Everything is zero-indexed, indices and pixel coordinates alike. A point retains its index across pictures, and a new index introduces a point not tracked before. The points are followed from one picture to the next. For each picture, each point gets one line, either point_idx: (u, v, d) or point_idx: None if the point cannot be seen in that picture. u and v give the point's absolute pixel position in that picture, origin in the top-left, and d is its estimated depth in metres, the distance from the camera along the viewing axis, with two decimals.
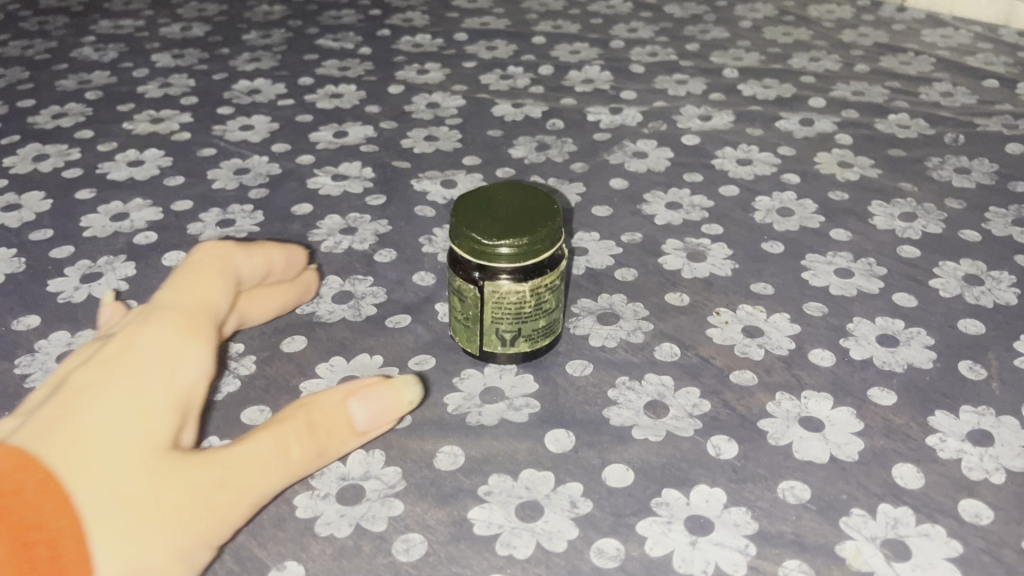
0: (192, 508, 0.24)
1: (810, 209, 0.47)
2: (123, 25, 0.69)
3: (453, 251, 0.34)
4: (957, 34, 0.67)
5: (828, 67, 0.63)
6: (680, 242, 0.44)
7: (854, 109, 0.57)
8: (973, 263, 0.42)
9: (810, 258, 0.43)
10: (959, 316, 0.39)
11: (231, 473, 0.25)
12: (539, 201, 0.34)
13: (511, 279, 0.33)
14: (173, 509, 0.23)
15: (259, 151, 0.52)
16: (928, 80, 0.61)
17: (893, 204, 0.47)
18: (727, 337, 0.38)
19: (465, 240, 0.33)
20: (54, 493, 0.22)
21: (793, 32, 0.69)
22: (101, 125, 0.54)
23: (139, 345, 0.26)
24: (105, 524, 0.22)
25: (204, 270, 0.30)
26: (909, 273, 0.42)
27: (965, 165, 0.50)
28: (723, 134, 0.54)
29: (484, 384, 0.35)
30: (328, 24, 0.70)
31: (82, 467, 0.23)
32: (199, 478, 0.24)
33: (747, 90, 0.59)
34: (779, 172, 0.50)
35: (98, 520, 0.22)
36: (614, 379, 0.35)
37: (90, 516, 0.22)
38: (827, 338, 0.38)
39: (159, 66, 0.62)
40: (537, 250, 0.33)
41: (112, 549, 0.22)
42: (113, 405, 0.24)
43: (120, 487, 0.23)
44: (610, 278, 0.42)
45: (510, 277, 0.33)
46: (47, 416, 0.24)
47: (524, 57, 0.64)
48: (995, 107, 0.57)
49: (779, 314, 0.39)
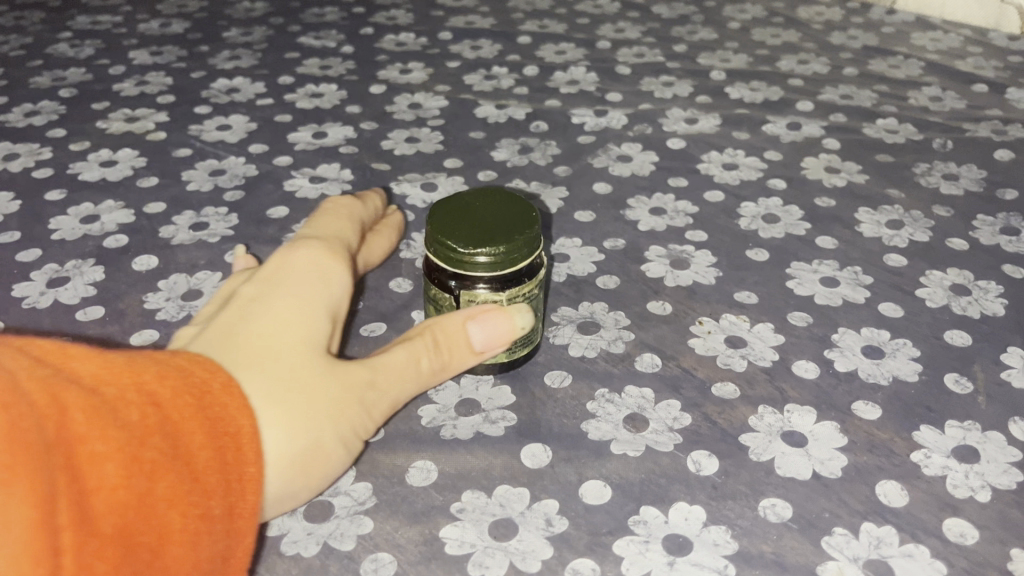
0: (346, 402, 0.28)
1: (796, 215, 0.46)
2: (101, 20, 0.68)
3: (429, 259, 0.33)
4: (947, 37, 0.67)
5: (816, 70, 0.62)
6: (663, 249, 0.43)
7: (842, 113, 0.56)
8: (961, 272, 0.42)
9: (795, 266, 0.42)
10: (945, 327, 0.38)
11: (375, 375, 0.29)
12: (518, 208, 0.33)
13: (488, 288, 0.32)
14: (335, 399, 0.27)
15: (235, 151, 0.51)
16: (917, 84, 0.60)
17: (879, 211, 0.46)
18: (710, 348, 0.37)
19: (441, 248, 0.32)
20: (243, 377, 0.26)
21: (781, 33, 0.68)
22: (74, 124, 0.53)
23: (295, 263, 0.30)
24: (269, 402, 0.26)
25: (337, 213, 0.35)
26: (895, 283, 0.41)
27: (954, 171, 0.50)
28: (709, 138, 0.53)
29: (460, 395, 0.34)
30: (310, 22, 0.69)
31: (254, 361, 0.26)
32: (355, 373, 0.28)
33: (734, 93, 0.59)
34: (765, 177, 0.49)
35: (270, 404, 0.26)
36: (594, 391, 0.34)
37: (268, 399, 0.26)
38: (811, 349, 0.37)
39: (136, 63, 0.61)
40: (515, 258, 0.32)
41: (282, 430, 0.26)
42: (277, 312, 0.28)
43: (278, 373, 0.26)
44: (591, 286, 0.41)
45: (487, 286, 0.32)
46: (219, 322, 0.28)
47: (509, 57, 0.63)
48: (984, 112, 0.56)
49: (763, 324, 0.38)
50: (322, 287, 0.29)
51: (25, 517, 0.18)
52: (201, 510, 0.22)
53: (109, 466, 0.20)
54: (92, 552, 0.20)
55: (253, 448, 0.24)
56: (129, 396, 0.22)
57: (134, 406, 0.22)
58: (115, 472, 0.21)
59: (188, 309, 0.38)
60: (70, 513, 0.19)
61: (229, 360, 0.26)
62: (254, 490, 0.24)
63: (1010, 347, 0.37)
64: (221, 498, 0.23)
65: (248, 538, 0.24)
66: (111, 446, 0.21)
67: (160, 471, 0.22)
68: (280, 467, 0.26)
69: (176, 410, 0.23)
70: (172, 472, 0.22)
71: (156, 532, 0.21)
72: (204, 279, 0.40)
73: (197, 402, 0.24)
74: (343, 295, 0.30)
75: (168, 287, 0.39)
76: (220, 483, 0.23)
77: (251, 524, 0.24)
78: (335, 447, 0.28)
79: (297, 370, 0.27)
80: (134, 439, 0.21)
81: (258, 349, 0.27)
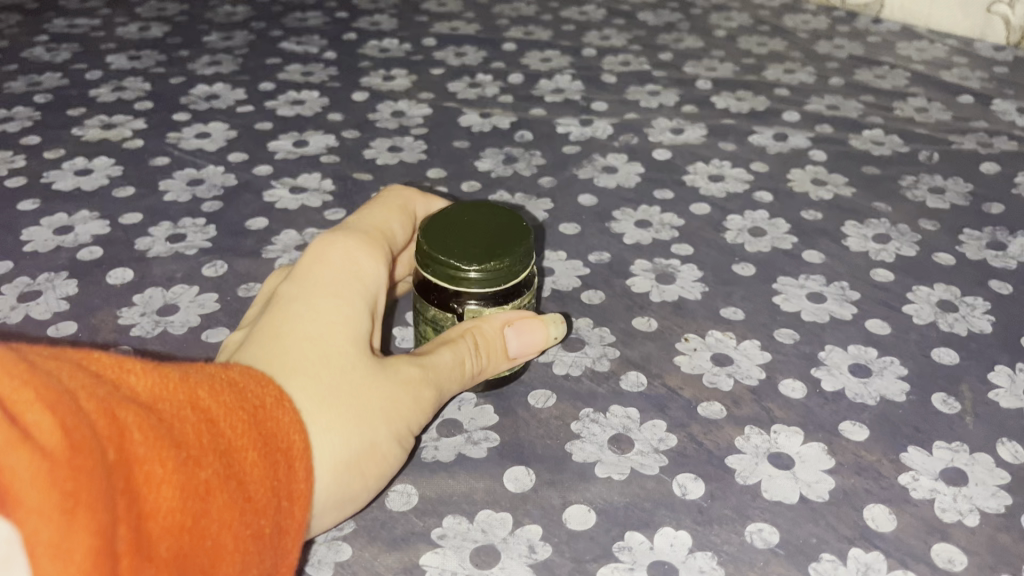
0: (396, 401, 0.28)
1: (782, 229, 0.46)
2: (79, 23, 0.66)
3: (422, 279, 0.33)
4: (932, 47, 0.67)
5: (802, 80, 0.62)
6: (648, 263, 0.43)
7: (828, 124, 0.56)
8: (948, 288, 0.41)
9: (782, 281, 0.42)
10: (933, 345, 0.38)
11: (422, 372, 0.30)
12: (511, 220, 0.33)
13: (490, 303, 0.32)
14: (384, 401, 0.28)
15: (214, 160, 0.50)
16: (903, 95, 0.60)
17: (866, 225, 0.46)
18: (696, 365, 0.36)
19: (436, 263, 0.31)
20: (293, 384, 0.26)
21: (767, 42, 0.68)
22: (49, 131, 0.52)
23: (336, 263, 0.30)
24: (318, 414, 0.26)
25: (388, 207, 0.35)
26: (882, 299, 0.41)
27: (940, 185, 0.50)
28: (695, 149, 0.53)
29: (443, 416, 0.33)
30: (292, 26, 0.68)
31: (300, 373, 0.27)
32: (403, 374, 0.29)
33: (720, 102, 0.58)
34: (751, 190, 0.49)
35: (320, 411, 0.26)
36: (578, 411, 0.34)
37: (321, 403, 0.26)
38: (798, 367, 0.36)
39: (114, 68, 0.60)
40: (516, 271, 0.32)
41: (332, 438, 0.26)
42: (322, 321, 0.29)
43: (324, 385, 0.27)
44: (576, 301, 0.40)
45: (489, 301, 0.32)
46: (264, 329, 0.28)
47: (494, 65, 0.63)
48: (971, 123, 0.56)
49: (750, 341, 0.38)
50: (358, 287, 0.30)
51: (85, 543, 0.18)
52: (253, 529, 0.22)
53: (163, 490, 0.20)
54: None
55: (304, 464, 0.24)
56: (180, 413, 0.22)
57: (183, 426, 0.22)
58: (171, 496, 0.20)
59: (164, 325, 0.37)
60: (128, 537, 0.19)
61: (276, 368, 0.27)
62: (307, 502, 0.24)
63: (997, 365, 0.37)
64: (272, 517, 0.23)
65: (296, 552, 0.24)
66: (166, 469, 0.20)
67: (214, 493, 0.21)
68: (335, 470, 0.27)
69: (232, 428, 0.23)
70: (225, 493, 0.22)
71: (208, 558, 0.21)
72: (181, 293, 0.39)
73: (250, 419, 0.23)
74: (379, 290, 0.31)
75: (143, 301, 0.38)
76: (273, 502, 0.23)
77: (297, 541, 0.24)
78: (387, 447, 0.28)
79: (345, 371, 0.28)
80: (190, 459, 0.21)
81: (304, 357, 0.27)
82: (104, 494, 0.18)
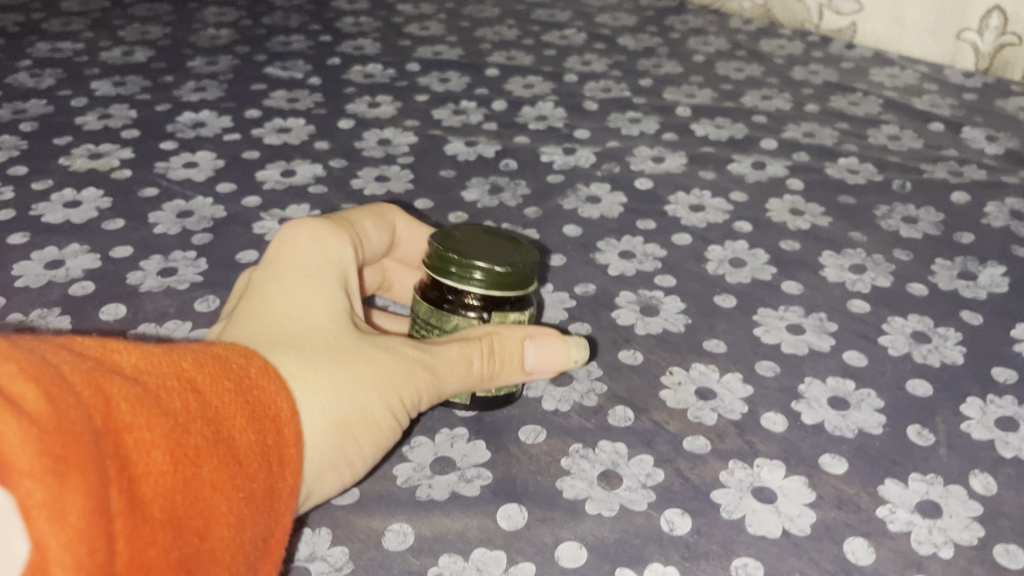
0: (385, 373, 0.30)
1: (762, 259, 0.47)
2: (62, 47, 0.66)
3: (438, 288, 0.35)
4: (904, 74, 0.68)
5: (779, 106, 0.63)
6: (633, 295, 0.44)
7: (805, 152, 0.57)
8: (921, 319, 0.43)
9: (761, 313, 0.43)
10: (908, 377, 0.39)
11: (421, 356, 0.32)
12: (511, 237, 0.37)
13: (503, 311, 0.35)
14: (372, 372, 0.30)
15: (203, 191, 0.50)
16: (876, 122, 0.61)
17: (842, 254, 0.47)
18: (680, 400, 0.37)
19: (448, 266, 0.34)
20: (276, 353, 0.28)
21: (744, 67, 0.69)
22: (36, 161, 0.52)
23: (306, 249, 0.33)
24: (304, 379, 0.28)
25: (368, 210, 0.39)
26: (859, 330, 0.42)
27: (913, 214, 0.51)
28: (676, 178, 0.54)
29: (435, 453, 0.34)
30: (276, 51, 0.68)
31: (283, 345, 0.29)
32: (399, 354, 0.31)
33: (699, 130, 0.60)
34: (731, 219, 0.50)
35: (306, 377, 0.28)
36: (568, 447, 0.35)
37: (305, 369, 0.28)
38: (779, 401, 0.38)
39: (99, 94, 0.60)
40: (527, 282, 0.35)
41: (320, 400, 0.28)
42: (300, 301, 0.31)
43: (307, 355, 0.29)
44: (563, 334, 0.41)
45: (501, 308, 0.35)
46: (247, 313, 0.31)
47: (477, 90, 0.64)
48: (941, 152, 0.58)
49: (732, 373, 0.39)
50: (334, 271, 0.33)
51: (82, 509, 0.18)
52: (245, 492, 0.24)
53: (154, 454, 0.21)
54: (146, 538, 0.20)
55: (292, 430, 0.26)
56: (165, 383, 0.23)
57: (169, 394, 0.23)
58: (162, 461, 0.21)
59: None
60: (122, 499, 0.20)
61: (260, 340, 0.29)
62: (297, 462, 0.26)
63: (969, 396, 0.38)
64: (263, 479, 0.24)
65: (290, 512, 0.26)
66: (155, 434, 0.21)
67: (203, 458, 0.22)
68: (326, 435, 0.28)
69: (217, 395, 0.24)
70: (214, 458, 0.23)
71: (207, 517, 0.22)
72: (174, 328, 0.40)
73: (237, 387, 0.25)
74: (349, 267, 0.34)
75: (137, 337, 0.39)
76: (264, 463, 0.25)
77: (290, 503, 0.25)
78: (378, 415, 0.30)
79: (329, 344, 0.30)
80: (178, 425, 0.22)
81: (285, 332, 0.30)
82: (94, 460, 0.19)
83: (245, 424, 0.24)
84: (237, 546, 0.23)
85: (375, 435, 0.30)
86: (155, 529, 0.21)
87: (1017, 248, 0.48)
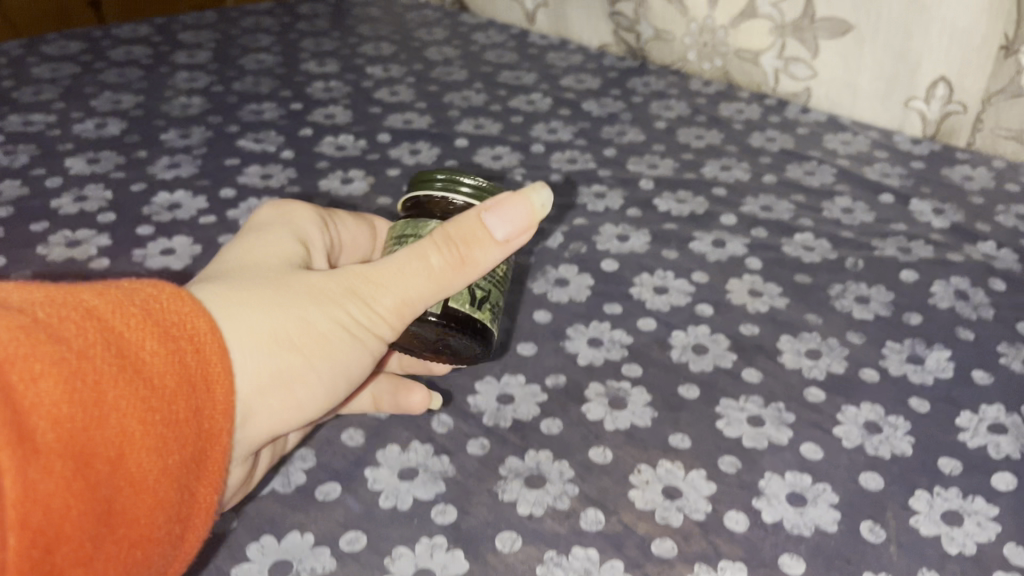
0: (323, 291, 0.35)
1: (723, 345, 0.49)
2: (34, 120, 0.67)
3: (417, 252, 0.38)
4: (856, 140, 0.72)
5: (737, 177, 0.66)
6: (602, 386, 0.46)
7: (763, 228, 0.60)
8: (873, 407, 0.45)
9: (723, 403, 0.45)
10: (861, 469, 0.42)
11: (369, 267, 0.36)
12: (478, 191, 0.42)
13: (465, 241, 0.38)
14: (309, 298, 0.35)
15: (181, 280, 0.51)
16: (830, 194, 0.64)
17: (799, 339, 0.50)
18: (649, 500, 0.39)
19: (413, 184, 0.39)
20: (213, 285, 0.34)
21: (705, 134, 0.72)
22: (14, 250, 0.53)
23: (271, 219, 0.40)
24: (238, 304, 0.33)
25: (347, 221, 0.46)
26: (815, 420, 0.44)
27: (865, 293, 0.54)
28: (641, 258, 0.56)
29: (416, 564, 0.36)
30: (248, 120, 0.69)
31: (227, 281, 0.34)
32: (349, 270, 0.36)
33: (661, 205, 0.62)
34: (693, 302, 0.53)
35: (238, 303, 0.33)
36: (543, 554, 0.37)
37: (235, 294, 0.33)
38: (741, 498, 0.40)
39: (73, 173, 0.61)
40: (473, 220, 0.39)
41: (252, 317, 0.33)
42: (253, 252, 0.37)
43: (245, 286, 0.34)
44: (536, 431, 0.43)
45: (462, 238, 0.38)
46: (214, 264, 0.37)
47: (447, 163, 0.65)
48: (891, 226, 0.60)
49: (696, 470, 0.41)
50: (293, 235, 0.40)
51: None
52: (161, 413, 0.28)
53: (45, 385, 0.26)
54: (50, 464, 0.25)
55: (214, 350, 0.31)
56: (67, 309, 0.27)
57: (72, 325, 0.27)
58: (57, 394, 0.26)
59: None
60: (12, 437, 0.25)
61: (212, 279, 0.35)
62: (216, 385, 0.31)
63: (917, 489, 0.41)
64: (183, 402, 0.29)
65: (219, 423, 0.31)
66: (50, 368, 0.26)
67: (108, 385, 0.27)
68: (263, 348, 0.33)
69: (124, 322, 0.28)
70: (120, 385, 0.27)
71: (115, 442, 0.27)
72: None
73: (145, 313, 0.29)
74: (314, 238, 0.41)
75: None
76: (178, 389, 0.29)
77: (216, 416, 0.30)
78: (323, 330, 0.35)
79: (269, 278, 0.35)
80: (73, 353, 0.26)
81: (233, 273, 0.35)
82: None
83: (155, 345, 0.29)
84: (155, 469, 0.28)
85: (325, 347, 0.35)
86: (47, 453, 0.25)
87: (961, 331, 0.50)
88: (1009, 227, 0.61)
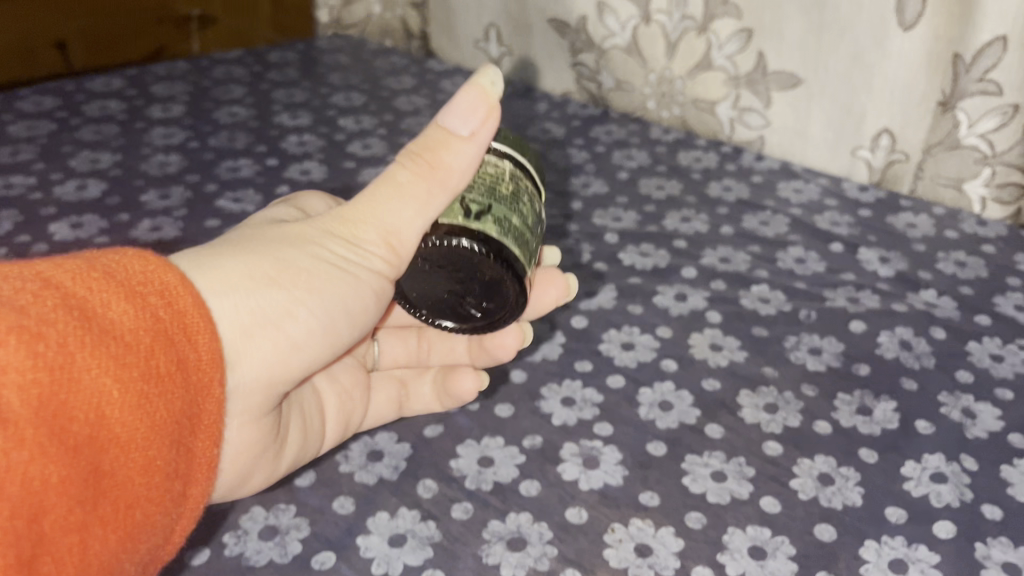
0: (296, 240, 0.37)
1: (687, 401, 0.53)
2: (14, 183, 0.69)
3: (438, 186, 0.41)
4: (807, 188, 0.76)
5: (697, 229, 0.70)
6: (576, 445, 0.49)
7: (721, 280, 0.64)
8: (826, 459, 0.49)
9: (689, 460, 0.48)
10: (816, 521, 0.45)
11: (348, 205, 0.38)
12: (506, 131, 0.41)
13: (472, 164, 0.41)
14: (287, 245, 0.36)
15: None
16: (783, 244, 0.68)
17: (757, 393, 0.53)
18: (622, 559, 0.42)
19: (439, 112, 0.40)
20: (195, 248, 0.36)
21: (665, 185, 0.76)
22: None
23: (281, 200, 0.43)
24: (210, 259, 0.35)
25: None
26: (773, 473, 0.48)
27: (818, 345, 0.58)
28: (608, 314, 0.60)
29: None
30: (226, 178, 0.72)
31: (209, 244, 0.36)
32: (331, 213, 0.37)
33: (625, 259, 0.66)
34: (658, 358, 0.56)
35: (212, 258, 0.35)
36: None
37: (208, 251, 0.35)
38: (706, 553, 0.43)
39: (57, 238, 0.62)
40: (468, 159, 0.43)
41: (225, 268, 0.35)
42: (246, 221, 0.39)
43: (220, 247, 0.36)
44: (516, 493, 0.46)
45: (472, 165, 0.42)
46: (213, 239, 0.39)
47: None
48: (841, 276, 0.64)
49: (665, 528, 0.44)
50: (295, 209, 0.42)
51: None
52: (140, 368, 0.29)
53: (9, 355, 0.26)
54: (26, 428, 0.26)
55: (188, 300, 0.32)
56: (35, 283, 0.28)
57: (36, 296, 0.28)
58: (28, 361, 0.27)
59: None
60: None
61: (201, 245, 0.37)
62: (197, 333, 0.32)
63: (867, 539, 0.44)
64: (164, 355, 0.30)
65: (204, 369, 0.32)
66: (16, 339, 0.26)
67: (81, 347, 0.28)
68: (240, 294, 0.35)
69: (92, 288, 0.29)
70: (95, 346, 0.28)
71: (94, 400, 0.28)
72: None
73: (113, 276, 0.30)
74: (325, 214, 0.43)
75: None
76: (155, 347, 0.30)
77: (199, 364, 0.32)
78: (304, 269, 0.36)
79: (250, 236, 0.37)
80: (38, 324, 0.27)
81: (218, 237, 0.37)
82: None
83: (125, 305, 0.30)
84: (141, 427, 0.29)
85: (312, 287, 0.37)
86: (21, 421, 0.26)
87: (905, 380, 0.55)
88: (949, 274, 0.65)
